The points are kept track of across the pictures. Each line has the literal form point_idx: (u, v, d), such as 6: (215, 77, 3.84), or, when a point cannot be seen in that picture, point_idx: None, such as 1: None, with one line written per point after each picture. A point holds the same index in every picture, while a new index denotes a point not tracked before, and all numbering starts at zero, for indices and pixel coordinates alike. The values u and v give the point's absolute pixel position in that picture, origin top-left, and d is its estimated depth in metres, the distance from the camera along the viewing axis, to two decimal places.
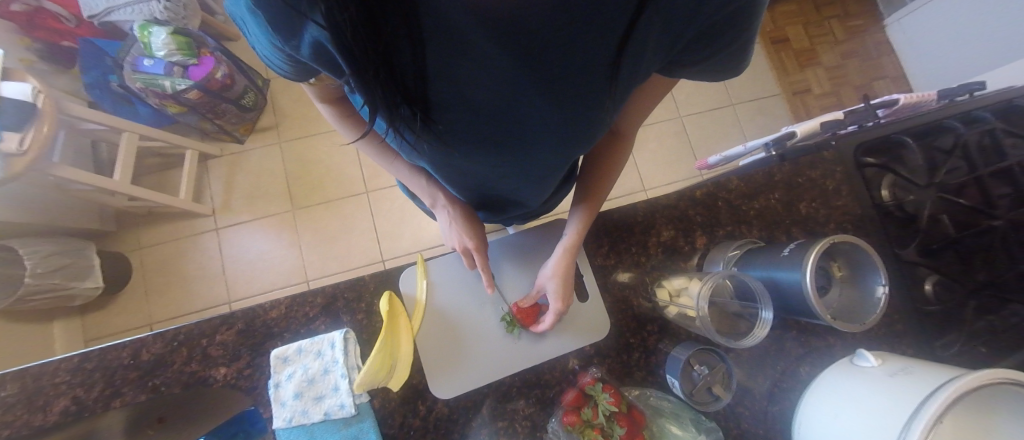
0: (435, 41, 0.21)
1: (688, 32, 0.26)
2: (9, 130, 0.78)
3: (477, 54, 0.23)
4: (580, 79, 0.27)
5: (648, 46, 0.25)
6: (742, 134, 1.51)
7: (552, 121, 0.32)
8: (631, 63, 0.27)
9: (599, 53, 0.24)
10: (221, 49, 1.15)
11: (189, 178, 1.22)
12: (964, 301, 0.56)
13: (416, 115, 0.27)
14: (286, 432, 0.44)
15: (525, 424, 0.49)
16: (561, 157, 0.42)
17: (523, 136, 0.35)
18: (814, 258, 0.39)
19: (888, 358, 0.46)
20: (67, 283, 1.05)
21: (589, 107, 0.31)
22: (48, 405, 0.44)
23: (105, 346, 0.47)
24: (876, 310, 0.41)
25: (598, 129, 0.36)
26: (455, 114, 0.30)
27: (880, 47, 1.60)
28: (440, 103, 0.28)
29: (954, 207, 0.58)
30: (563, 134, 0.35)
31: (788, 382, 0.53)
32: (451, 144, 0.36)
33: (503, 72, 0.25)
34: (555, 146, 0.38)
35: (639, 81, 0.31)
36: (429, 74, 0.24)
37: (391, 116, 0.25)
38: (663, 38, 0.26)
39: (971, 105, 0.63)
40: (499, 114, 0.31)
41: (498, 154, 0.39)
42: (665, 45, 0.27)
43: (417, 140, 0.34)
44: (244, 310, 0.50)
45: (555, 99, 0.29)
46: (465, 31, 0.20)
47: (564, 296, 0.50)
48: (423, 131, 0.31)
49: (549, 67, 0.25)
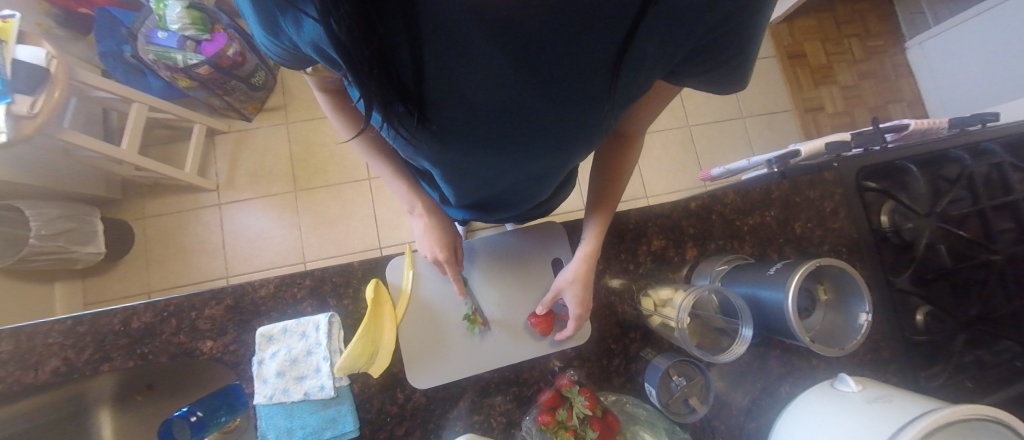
0: (433, 42, 0.21)
1: (689, 43, 0.26)
2: (21, 93, 0.79)
3: (475, 58, 0.23)
4: (578, 84, 0.27)
5: (647, 56, 0.25)
6: (749, 147, 1.50)
7: (548, 125, 0.32)
8: (628, 72, 0.27)
9: (599, 59, 0.24)
10: (233, 26, 1.16)
11: (195, 152, 1.23)
12: (955, 333, 0.56)
13: (412, 112, 0.27)
14: (266, 408, 0.45)
15: (501, 420, 0.49)
16: (558, 161, 0.42)
17: (520, 138, 0.35)
18: (798, 280, 0.39)
19: (869, 385, 0.46)
20: (69, 247, 1.07)
21: (587, 112, 0.31)
22: (39, 364, 0.45)
23: (96, 311, 0.48)
24: (857, 337, 0.42)
25: (595, 134, 0.36)
26: (450, 115, 0.30)
27: (898, 69, 1.57)
28: (437, 102, 0.28)
29: (953, 238, 0.57)
30: (560, 140, 0.35)
31: (767, 400, 0.54)
32: (448, 144, 0.36)
33: (501, 74, 0.25)
34: (552, 150, 0.38)
35: (637, 91, 0.31)
36: (426, 75, 0.24)
37: (386, 110, 0.25)
38: (663, 49, 0.25)
39: (980, 136, 0.62)
40: (496, 115, 0.31)
41: (496, 155, 0.39)
42: (665, 58, 0.27)
43: (413, 138, 0.34)
44: (234, 287, 0.50)
45: (552, 104, 0.29)
46: (464, 33, 0.20)
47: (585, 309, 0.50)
48: (419, 128, 0.31)
49: (547, 72, 0.25)
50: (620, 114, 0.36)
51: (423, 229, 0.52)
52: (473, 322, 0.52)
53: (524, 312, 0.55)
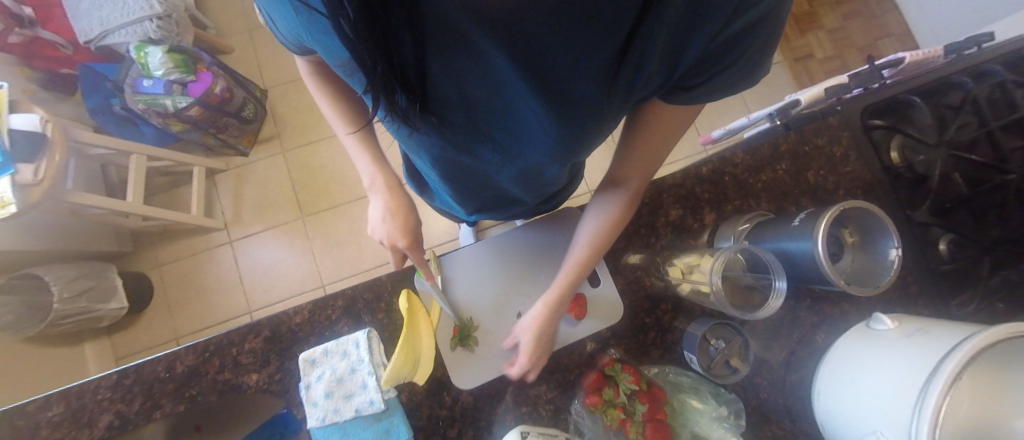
0: (436, 38, 0.21)
1: (688, 55, 0.26)
2: (23, 161, 0.80)
3: (477, 53, 0.23)
4: (579, 83, 0.27)
5: (647, 62, 0.26)
6: (744, 106, 1.49)
7: (549, 127, 0.33)
8: (628, 74, 0.27)
9: (601, 58, 0.24)
10: (216, 62, 1.15)
11: (198, 194, 1.24)
12: (981, 258, 0.56)
13: (413, 103, 0.27)
14: (320, 430, 0.46)
15: (549, 407, 0.50)
16: (560, 161, 0.42)
17: (518, 132, 0.35)
18: (826, 225, 0.39)
19: (905, 320, 0.46)
20: (92, 305, 1.08)
21: (587, 111, 0.31)
22: (94, 420, 0.46)
23: (140, 362, 0.49)
24: (890, 273, 0.42)
25: (594, 132, 0.37)
26: (451, 106, 0.30)
27: (883, 4, 1.55)
28: (438, 94, 0.28)
29: (967, 164, 0.57)
30: (561, 141, 0.36)
31: (805, 350, 0.54)
32: (448, 136, 0.36)
33: (501, 72, 0.25)
34: (553, 151, 0.39)
35: (636, 96, 0.32)
36: (429, 68, 0.24)
37: (390, 104, 0.25)
38: (665, 55, 0.26)
39: (979, 59, 0.62)
40: (494, 109, 0.31)
41: (494, 148, 0.39)
42: (665, 64, 0.27)
43: (414, 132, 0.35)
44: (269, 318, 0.51)
45: (553, 104, 0.29)
46: (467, 31, 0.20)
47: (540, 350, 0.48)
48: (420, 120, 0.31)
49: (548, 72, 0.25)
50: (625, 112, 0.36)
51: (385, 214, 0.50)
52: (458, 341, 0.51)
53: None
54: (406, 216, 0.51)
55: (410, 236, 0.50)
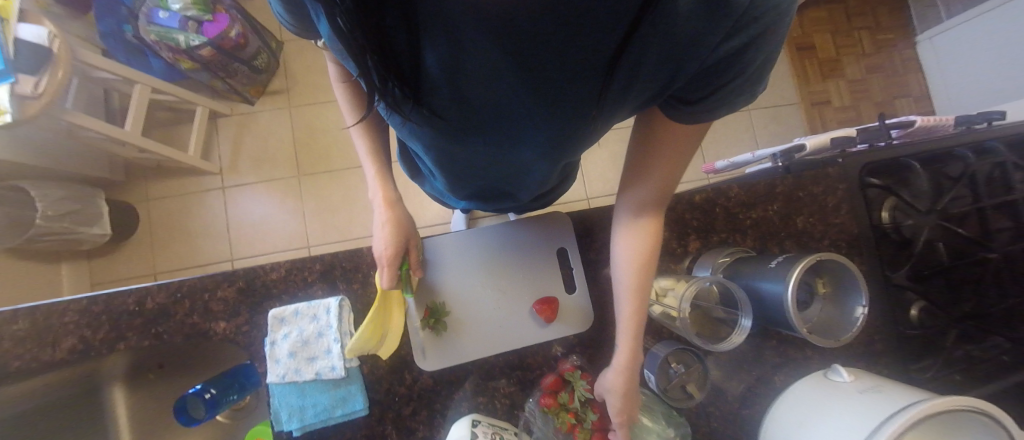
0: (431, 29, 0.21)
1: (684, 68, 0.27)
2: (24, 73, 0.78)
3: (470, 48, 0.23)
4: (572, 86, 0.27)
5: (641, 69, 0.26)
6: (753, 140, 1.49)
7: (540, 125, 0.33)
8: (621, 82, 0.28)
9: (594, 58, 0.24)
10: (235, 6, 1.12)
11: (199, 135, 1.23)
12: (947, 328, 0.58)
13: (406, 93, 0.28)
14: (278, 387, 0.46)
15: (505, 402, 0.51)
16: (549, 161, 0.42)
17: (509, 129, 0.35)
18: (798, 272, 0.40)
19: (862, 376, 0.48)
20: (75, 228, 1.07)
21: (578, 113, 0.32)
22: (57, 342, 0.46)
23: (111, 292, 0.49)
24: (852, 329, 0.43)
25: (582, 137, 0.37)
26: (445, 102, 0.31)
27: (907, 63, 1.55)
28: (431, 87, 0.28)
29: (951, 236, 0.59)
30: (551, 140, 0.36)
31: (762, 388, 0.55)
32: (440, 130, 0.36)
33: (496, 69, 0.25)
34: (543, 149, 0.39)
35: (627, 104, 0.33)
36: (423, 57, 0.24)
37: (379, 91, 0.26)
38: (661, 66, 0.27)
39: (985, 135, 0.62)
40: (488, 106, 0.31)
41: (486, 144, 0.39)
42: (660, 76, 0.28)
43: (408, 122, 0.35)
44: (245, 270, 0.51)
45: (546, 102, 0.29)
46: (462, 27, 0.21)
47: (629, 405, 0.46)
48: (412, 110, 0.31)
49: (540, 72, 0.26)
50: (617, 117, 0.36)
51: (379, 225, 0.47)
52: (428, 322, 0.52)
53: (527, 299, 0.55)
54: (405, 226, 0.48)
55: (395, 250, 0.47)
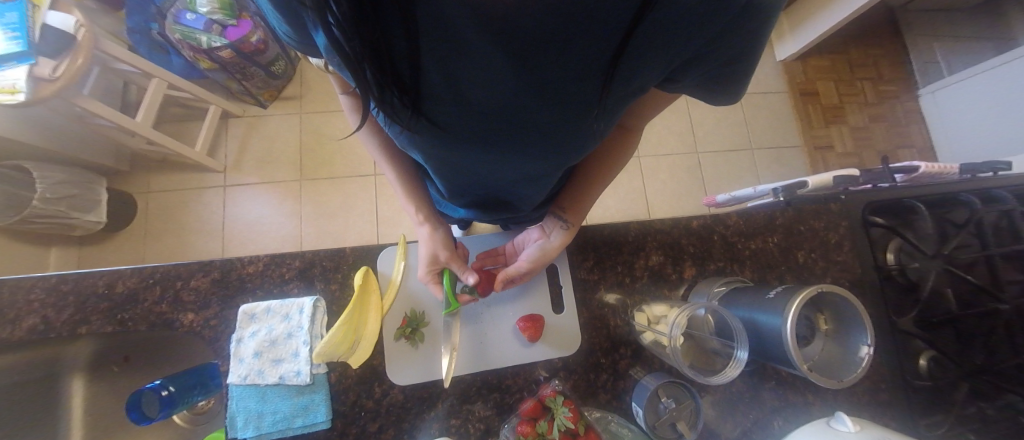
0: (429, 30, 0.21)
1: (680, 57, 0.26)
2: (45, 56, 0.80)
3: (469, 50, 0.23)
4: (572, 88, 0.27)
5: (641, 70, 0.26)
6: (756, 179, 1.49)
7: (540, 129, 0.33)
8: (621, 85, 0.27)
9: (595, 58, 0.24)
10: (260, 14, 1.18)
11: (208, 132, 1.25)
12: (958, 382, 0.54)
13: (404, 101, 0.27)
14: (238, 389, 0.43)
15: (479, 427, 0.48)
16: (549, 167, 0.42)
17: (509, 139, 0.35)
18: (797, 305, 0.38)
19: (866, 426, 0.44)
20: (70, 213, 1.07)
21: (578, 118, 0.31)
22: (17, 320, 0.44)
23: (82, 272, 0.47)
24: (857, 369, 0.40)
25: (582, 144, 0.37)
26: (445, 111, 0.30)
27: (910, 115, 1.58)
28: (431, 95, 0.28)
29: (959, 283, 0.56)
30: (550, 145, 0.36)
31: (758, 433, 0.51)
32: (439, 140, 0.35)
33: (495, 72, 0.25)
34: (543, 156, 0.39)
35: (626, 105, 0.32)
36: (422, 63, 0.24)
37: (377, 99, 0.25)
38: (661, 61, 0.26)
39: (990, 183, 0.61)
40: (488, 114, 0.31)
41: (485, 153, 0.39)
42: (658, 71, 0.28)
43: (407, 132, 0.34)
44: (223, 261, 0.50)
45: (545, 107, 0.29)
46: (461, 24, 0.20)
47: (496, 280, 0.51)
48: (412, 121, 0.31)
49: (540, 74, 0.25)
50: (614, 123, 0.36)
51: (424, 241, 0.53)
52: (404, 331, 0.49)
53: (512, 316, 0.53)
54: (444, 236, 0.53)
55: (433, 261, 0.51)
